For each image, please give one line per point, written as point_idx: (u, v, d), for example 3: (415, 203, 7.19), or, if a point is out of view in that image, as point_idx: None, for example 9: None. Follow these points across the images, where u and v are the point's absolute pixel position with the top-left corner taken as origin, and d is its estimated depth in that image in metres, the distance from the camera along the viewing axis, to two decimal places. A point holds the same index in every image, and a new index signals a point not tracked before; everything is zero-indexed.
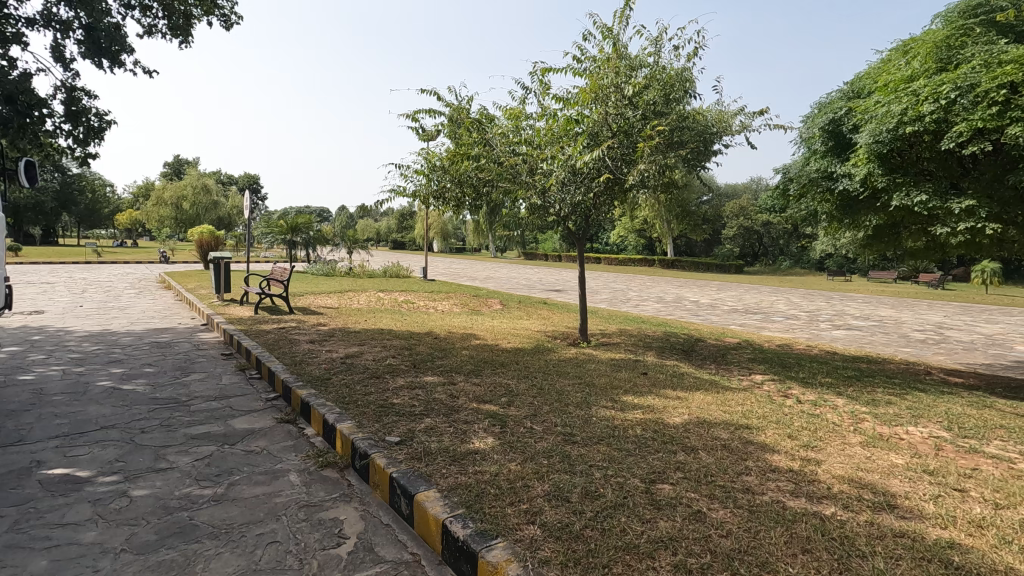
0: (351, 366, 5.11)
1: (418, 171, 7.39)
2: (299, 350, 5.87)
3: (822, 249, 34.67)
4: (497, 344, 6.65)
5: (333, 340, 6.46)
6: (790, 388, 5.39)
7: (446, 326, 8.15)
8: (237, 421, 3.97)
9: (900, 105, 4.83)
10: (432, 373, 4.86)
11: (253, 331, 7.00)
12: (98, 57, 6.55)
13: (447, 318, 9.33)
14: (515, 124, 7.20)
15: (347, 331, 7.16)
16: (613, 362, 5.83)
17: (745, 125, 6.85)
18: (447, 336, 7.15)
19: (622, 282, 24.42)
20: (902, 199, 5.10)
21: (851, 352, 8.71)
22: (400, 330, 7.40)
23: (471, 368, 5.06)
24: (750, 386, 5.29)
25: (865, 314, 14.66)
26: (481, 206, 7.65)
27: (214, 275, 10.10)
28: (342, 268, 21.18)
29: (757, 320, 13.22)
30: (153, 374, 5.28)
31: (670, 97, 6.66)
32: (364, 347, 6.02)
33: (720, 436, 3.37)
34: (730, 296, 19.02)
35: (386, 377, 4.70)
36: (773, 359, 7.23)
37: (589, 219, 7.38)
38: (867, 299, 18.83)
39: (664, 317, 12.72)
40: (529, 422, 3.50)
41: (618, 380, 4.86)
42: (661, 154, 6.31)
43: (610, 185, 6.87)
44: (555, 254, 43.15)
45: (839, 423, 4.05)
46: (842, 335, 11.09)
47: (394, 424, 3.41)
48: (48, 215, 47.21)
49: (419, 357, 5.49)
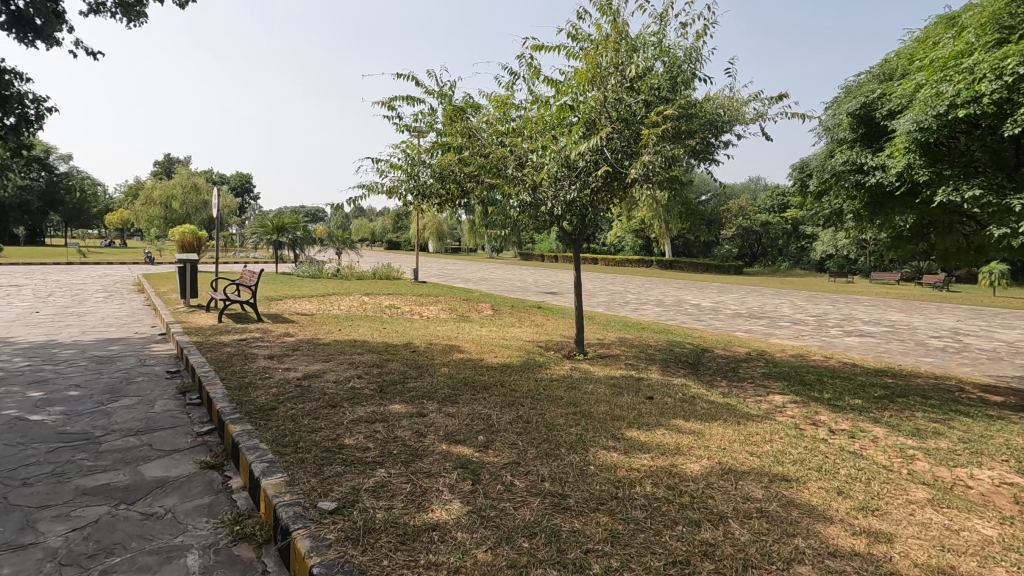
0: (306, 391, 4.34)
1: (395, 164, 6.62)
2: (252, 368, 5.10)
3: (823, 250, 34.00)
4: (481, 359, 5.92)
5: (295, 356, 5.67)
6: (820, 415, 4.65)
7: (429, 336, 7.39)
8: (149, 468, 3.19)
9: (952, 85, 4.13)
10: (399, 400, 4.10)
11: (209, 344, 6.23)
12: (30, 35, 5.78)
13: (432, 326, 8.56)
14: (502, 111, 6.44)
15: (315, 344, 6.38)
16: (614, 383, 5.07)
17: (760, 113, 6.11)
18: (427, 350, 6.39)
19: (620, 284, 23.69)
20: (950, 194, 4.38)
21: (871, 364, 7.98)
22: (376, 343, 6.63)
23: (447, 393, 4.31)
24: (772, 414, 4.55)
25: (876, 319, 13.94)
26: (466, 203, 6.91)
27: (180, 279, 9.32)
28: (329, 270, 20.37)
29: (764, 325, 12.51)
30: (74, 399, 4.50)
31: (676, 82, 5.94)
32: (328, 365, 5.25)
33: (755, 496, 2.63)
34: (732, 299, 18.32)
35: (343, 406, 3.93)
36: (791, 374, 6.49)
37: (586, 219, 6.62)
38: (875, 302, 18.13)
39: (666, 322, 12.01)
40: (509, 475, 2.76)
41: (620, 409, 4.10)
42: (668, 144, 5.56)
43: (609, 181, 6.13)
44: (551, 254, 42.50)
45: (892, 468, 3.31)
46: (856, 343, 10.39)
47: (335, 480, 2.66)
48: (34, 214, 46.29)
49: (389, 380, 4.73)
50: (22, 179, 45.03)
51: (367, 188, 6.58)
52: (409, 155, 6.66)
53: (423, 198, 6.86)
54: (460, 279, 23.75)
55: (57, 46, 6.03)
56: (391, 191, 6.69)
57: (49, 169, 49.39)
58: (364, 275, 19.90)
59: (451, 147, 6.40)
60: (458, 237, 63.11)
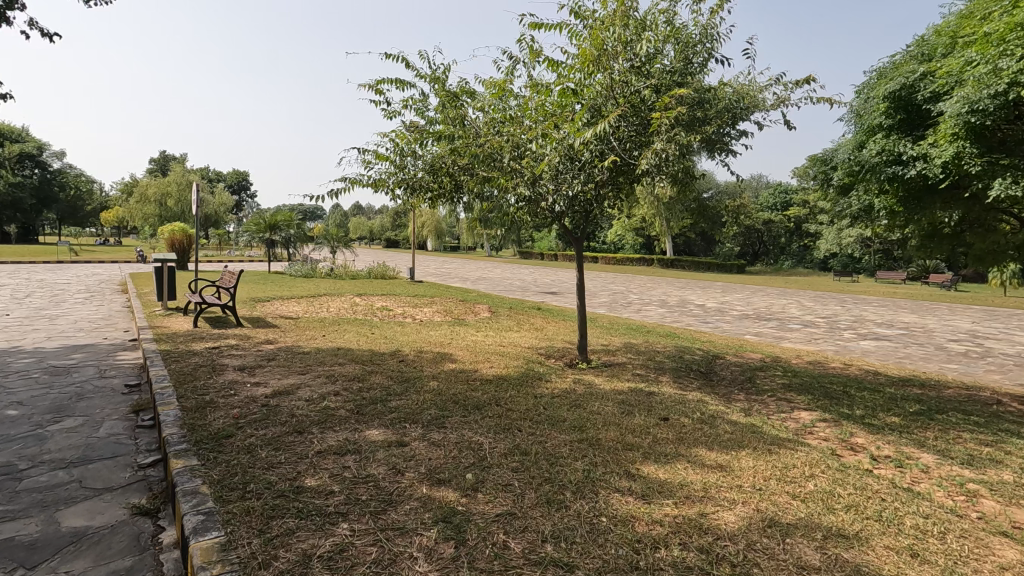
0: (272, 412, 3.79)
1: (381, 154, 6.04)
2: (217, 382, 4.55)
3: (827, 248, 33.42)
4: (474, 371, 5.38)
5: (268, 367, 5.12)
6: (857, 439, 4.10)
7: (420, 343, 6.84)
8: (67, 515, 2.64)
9: (1015, 59, 3.61)
10: (377, 424, 3.55)
11: (178, 353, 5.67)
12: None
13: (424, 331, 8.01)
14: (498, 97, 5.88)
15: (294, 352, 5.83)
16: (623, 400, 4.52)
17: (781, 98, 5.55)
18: (416, 359, 5.83)
19: (622, 284, 23.17)
20: (1008, 186, 3.85)
21: (895, 372, 7.44)
22: (361, 351, 6.07)
23: (435, 416, 3.77)
24: (804, 439, 3.99)
25: (888, 321, 13.38)
26: (460, 198, 6.35)
27: (158, 280, 8.77)
28: (322, 269, 19.79)
29: (774, 328, 11.98)
30: (11, 420, 3.95)
31: (689, 64, 5.37)
32: (304, 379, 4.70)
33: (811, 564, 2.09)
34: (737, 300, 17.81)
35: (312, 432, 3.38)
36: (814, 385, 5.94)
37: (590, 217, 6.06)
38: (884, 303, 17.61)
39: (671, 325, 11.50)
40: (502, 534, 2.22)
41: (632, 435, 3.55)
42: (681, 131, 5.00)
43: (615, 174, 5.57)
44: (551, 253, 41.97)
45: (962, 514, 2.77)
46: (873, 347, 9.85)
47: (283, 542, 2.12)
48: (27, 212, 45.70)
49: (369, 398, 4.19)
50: (14, 177, 44.33)
51: (350, 181, 6.01)
52: (397, 145, 6.08)
53: (413, 191, 6.29)
54: (458, 279, 23.16)
55: (9, 25, 5.51)
56: (377, 185, 6.12)
57: (42, 166, 48.71)
58: (359, 274, 19.37)
59: (442, 136, 5.83)
60: (457, 234, 62.42)
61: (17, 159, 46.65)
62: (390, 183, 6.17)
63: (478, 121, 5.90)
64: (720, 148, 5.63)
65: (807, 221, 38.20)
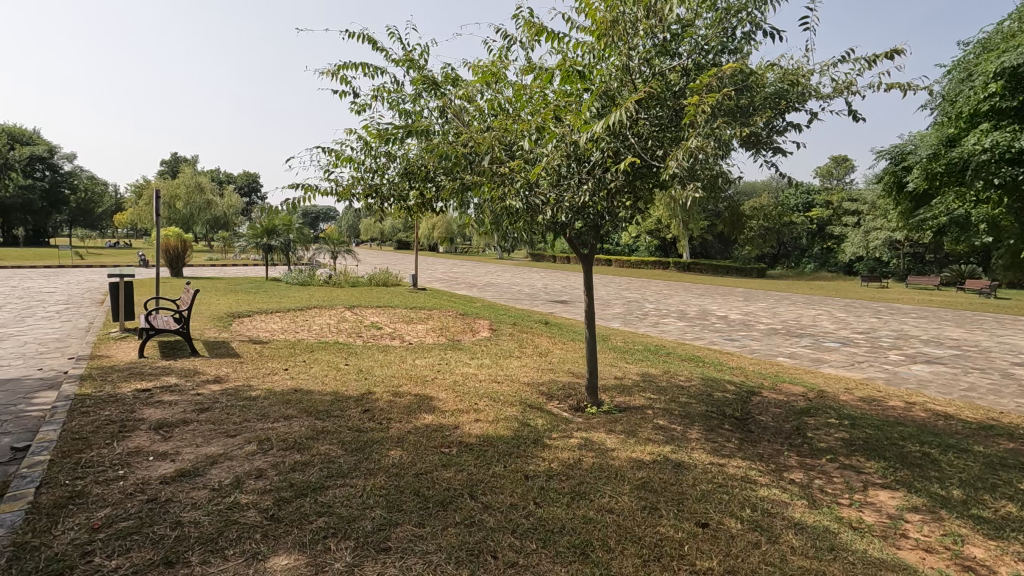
0: (155, 516, 2.71)
1: (346, 156, 4.96)
2: (112, 453, 3.49)
3: (852, 251, 31.71)
4: (453, 428, 4.26)
5: (192, 425, 4.05)
6: (977, 554, 2.91)
7: (397, 379, 5.73)
8: None
9: None
10: (289, 546, 2.47)
11: (95, 398, 4.61)
12: None
13: (408, 360, 6.90)
14: (487, 85, 4.78)
15: (237, 399, 4.75)
16: (644, 483, 3.37)
17: (845, 82, 4.25)
18: (385, 409, 4.72)
19: (637, 290, 21.94)
20: None
21: (970, 414, 6.16)
22: (320, 395, 4.97)
23: (378, 528, 2.66)
24: (902, 557, 2.82)
25: (936, 338, 12.03)
26: (442, 207, 5.23)
27: (112, 298, 7.77)
28: (319, 276, 18.79)
29: (809, 347, 10.71)
30: None
31: (727, 39, 4.21)
32: (228, 447, 3.64)
33: None
34: (762, 310, 16.54)
35: (185, 569, 2.29)
36: (884, 442, 4.71)
37: (600, 233, 4.88)
38: (925, 315, 16.20)
39: (694, 344, 10.27)
40: None
41: (659, 567, 2.43)
42: (721, 123, 3.83)
43: (633, 179, 4.41)
44: (563, 256, 40.82)
45: None
46: (930, 374, 8.56)
47: None
48: (39, 215, 45.71)
49: (300, 483, 3.11)
50: (24, 180, 44.24)
51: (306, 189, 4.94)
52: (365, 145, 5.00)
53: (384, 201, 5.20)
54: (464, 285, 22.08)
55: None
56: (340, 194, 5.06)
57: (53, 168, 48.48)
58: (360, 280, 18.40)
59: (417, 131, 4.71)
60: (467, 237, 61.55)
61: (28, 163, 46.74)
62: (357, 191, 5.10)
63: (462, 114, 4.79)
64: (764, 146, 4.43)
65: (830, 223, 36.46)
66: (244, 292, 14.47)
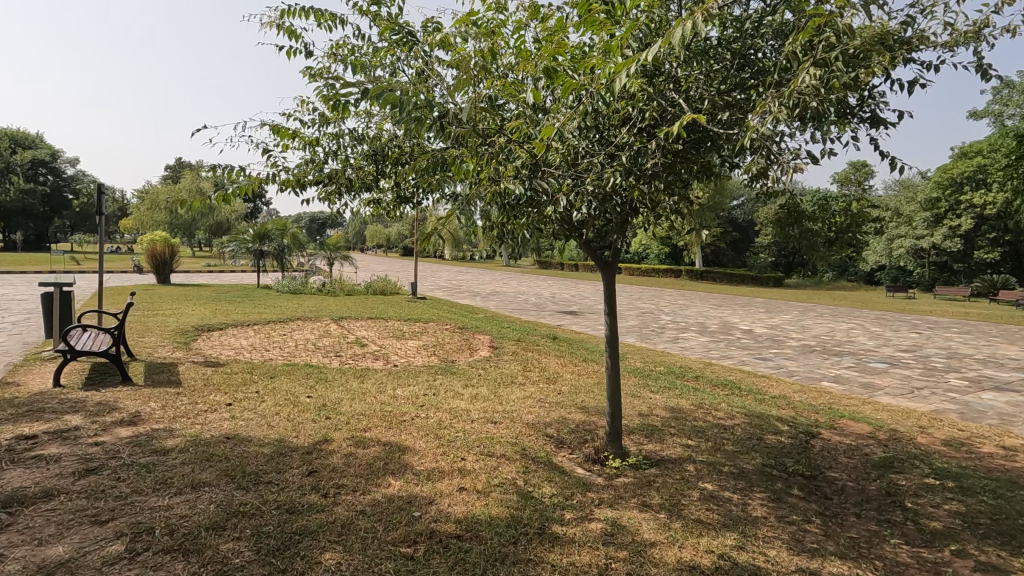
0: None
1: (293, 133, 3.80)
2: None
3: (875, 259, 30.13)
4: (420, 504, 3.04)
5: (56, 501, 2.86)
6: None
7: (365, 420, 4.51)
8: None
9: None
10: None
11: None
12: None
13: (388, 389, 5.68)
14: (480, 37, 3.58)
15: (144, 453, 3.56)
16: None
17: (974, 24, 3.00)
18: (340, 467, 3.50)
19: (651, 300, 20.60)
20: None
21: None
22: (257, 448, 3.75)
23: None
24: None
25: (995, 359, 10.63)
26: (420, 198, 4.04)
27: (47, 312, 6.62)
28: (313, 283, 17.61)
29: (855, 369, 9.38)
30: None
31: None
32: (82, 546, 2.43)
33: None
34: (790, 323, 15.17)
35: None
36: (1017, 522, 3.43)
37: (625, 233, 3.66)
38: (969, 331, 14.74)
39: (723, 365, 8.97)
40: None
41: None
42: (814, 70, 2.59)
43: (676, 155, 3.18)
44: (571, 263, 39.56)
45: None
46: (1010, 406, 7.18)
47: None
48: (37, 219, 44.86)
49: None
50: (25, 185, 43.65)
51: None
52: (320, 119, 3.85)
53: (346, 190, 4.04)
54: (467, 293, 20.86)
55: None
56: (286, 182, 3.91)
57: (54, 173, 47.81)
58: (355, 288, 17.20)
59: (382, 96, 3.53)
60: None
61: (30, 168, 46.14)
62: (309, 176, 3.92)
63: (446, 76, 3.62)
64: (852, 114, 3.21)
65: None
66: (226, 302, 13.31)
